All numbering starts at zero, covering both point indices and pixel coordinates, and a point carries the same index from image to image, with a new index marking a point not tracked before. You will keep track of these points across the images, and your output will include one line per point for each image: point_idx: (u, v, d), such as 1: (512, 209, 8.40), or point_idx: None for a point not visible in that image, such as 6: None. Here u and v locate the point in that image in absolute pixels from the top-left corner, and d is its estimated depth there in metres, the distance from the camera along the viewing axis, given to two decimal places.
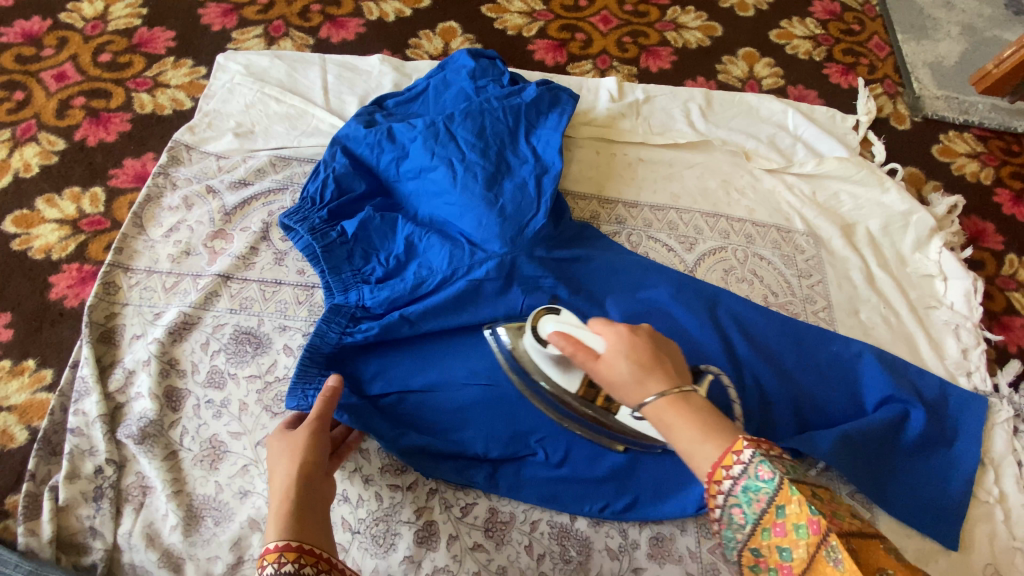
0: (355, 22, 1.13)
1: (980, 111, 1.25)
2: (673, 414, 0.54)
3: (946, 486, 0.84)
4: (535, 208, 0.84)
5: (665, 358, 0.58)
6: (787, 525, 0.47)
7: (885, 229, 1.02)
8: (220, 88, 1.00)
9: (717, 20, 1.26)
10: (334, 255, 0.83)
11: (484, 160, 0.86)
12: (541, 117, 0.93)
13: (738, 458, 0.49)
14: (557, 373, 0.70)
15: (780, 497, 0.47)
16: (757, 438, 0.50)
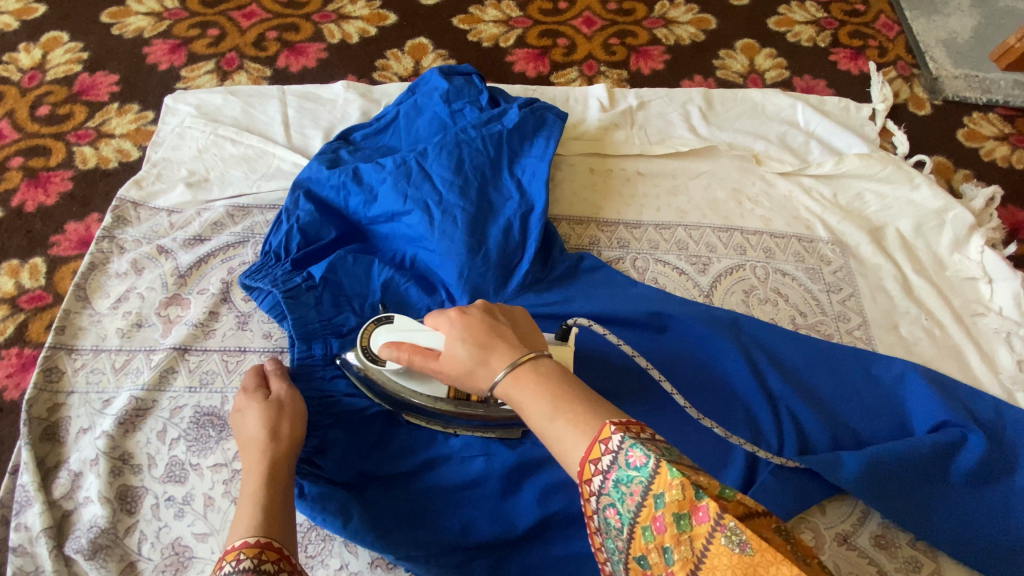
0: (315, 47, 1.03)
1: (1005, 88, 1.14)
2: (523, 388, 0.48)
3: (1010, 521, 0.72)
4: (520, 253, 0.77)
5: (506, 331, 0.53)
6: (668, 517, 0.37)
7: (918, 229, 0.92)
8: (169, 133, 0.90)
9: (709, 11, 1.16)
10: (301, 305, 0.72)
11: (465, 201, 0.77)
12: (525, 144, 0.83)
13: (606, 447, 0.41)
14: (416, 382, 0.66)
15: (657, 485, 0.38)
16: (626, 420, 0.42)
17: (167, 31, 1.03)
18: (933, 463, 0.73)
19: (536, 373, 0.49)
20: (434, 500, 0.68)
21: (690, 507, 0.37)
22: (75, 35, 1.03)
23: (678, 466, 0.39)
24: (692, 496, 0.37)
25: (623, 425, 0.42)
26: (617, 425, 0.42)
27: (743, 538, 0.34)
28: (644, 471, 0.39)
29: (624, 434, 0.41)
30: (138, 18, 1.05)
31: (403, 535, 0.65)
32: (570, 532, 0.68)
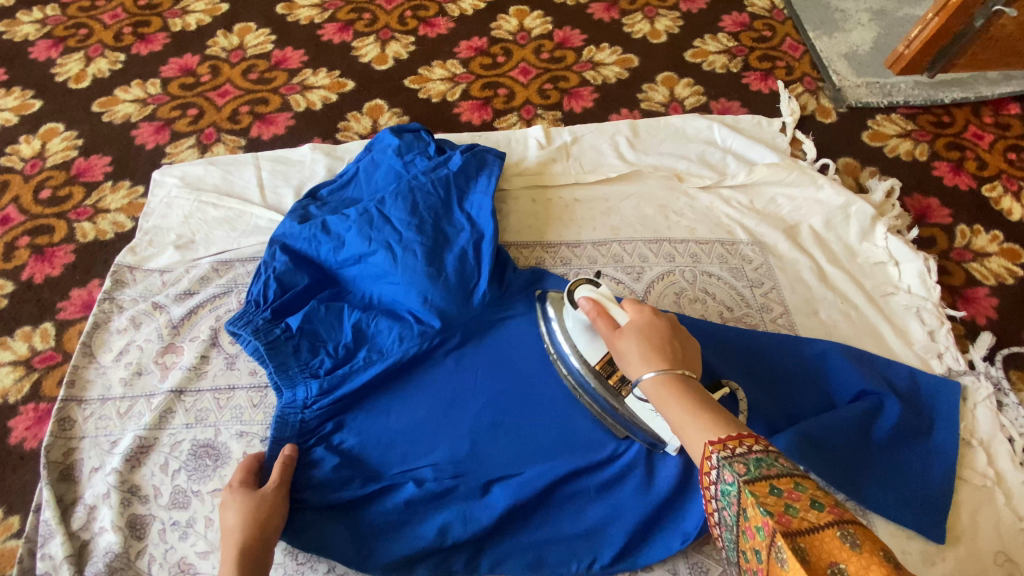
0: (284, 116, 1.16)
1: (903, 90, 1.27)
2: (664, 389, 0.62)
3: (927, 476, 0.82)
4: (475, 274, 0.88)
5: (675, 345, 0.66)
6: (752, 527, 0.49)
7: (827, 224, 1.03)
8: (158, 204, 1.02)
9: (631, 51, 1.31)
10: (280, 351, 0.83)
11: (422, 237, 0.88)
12: (470, 182, 0.95)
13: (708, 464, 0.55)
14: (583, 341, 0.75)
15: (740, 501, 0.50)
16: (723, 441, 0.55)
17: (152, 114, 1.17)
18: (857, 430, 0.81)
19: (679, 382, 0.62)
20: (413, 507, 0.77)
21: (760, 520, 0.48)
22: (70, 125, 1.17)
23: (757, 485, 0.50)
24: (758, 513, 0.48)
25: (720, 445, 0.54)
26: (730, 438, 0.55)
27: (782, 554, 0.45)
28: (732, 487, 0.51)
29: (719, 455, 0.54)
30: (126, 105, 1.19)
31: (384, 546, 0.75)
32: (536, 523, 0.77)
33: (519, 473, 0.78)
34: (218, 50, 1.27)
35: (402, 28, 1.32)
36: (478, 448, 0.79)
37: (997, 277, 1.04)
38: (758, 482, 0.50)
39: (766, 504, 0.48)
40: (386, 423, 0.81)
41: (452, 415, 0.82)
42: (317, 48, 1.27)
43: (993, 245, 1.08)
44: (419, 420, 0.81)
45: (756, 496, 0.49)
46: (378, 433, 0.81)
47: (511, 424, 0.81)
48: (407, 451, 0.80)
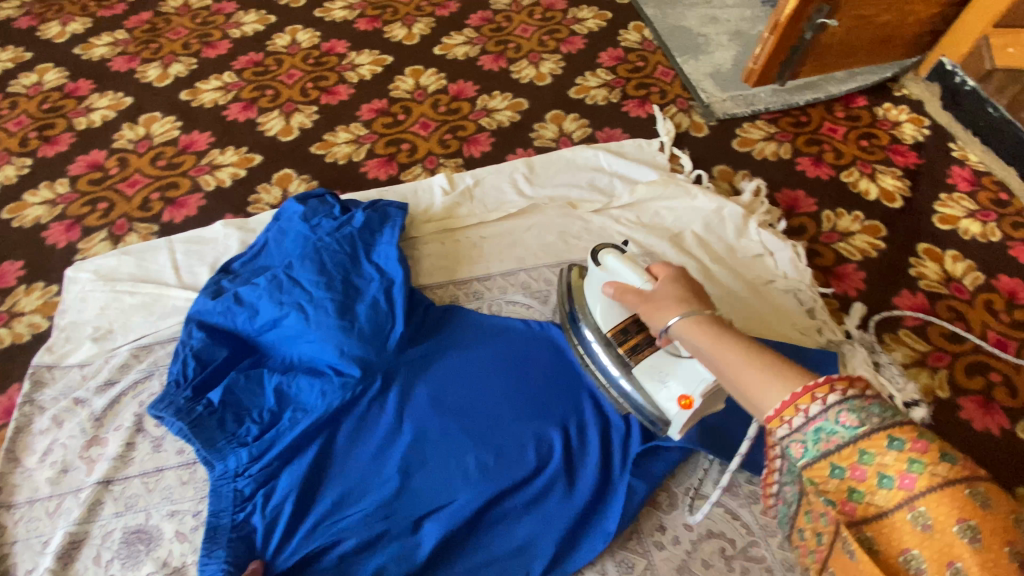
0: (194, 197, 1.20)
1: (763, 99, 1.43)
2: (697, 332, 0.64)
3: None
4: (392, 320, 0.93)
5: (706, 299, 0.70)
6: (829, 501, 0.49)
7: (707, 228, 1.14)
8: (74, 299, 1.04)
9: (521, 95, 1.43)
10: (205, 425, 0.85)
11: (332, 292, 0.92)
12: (375, 236, 1.02)
13: (774, 431, 0.53)
14: (601, 316, 0.86)
15: (813, 475, 0.50)
16: (781, 412, 0.52)
17: (62, 213, 1.19)
18: (749, 413, 0.89)
19: (714, 321, 0.65)
20: (348, 557, 0.79)
21: (836, 502, 0.48)
22: None
23: (818, 467, 0.49)
24: (822, 503, 0.49)
25: (778, 417, 0.52)
26: (789, 405, 0.51)
27: (849, 546, 0.46)
28: (801, 459, 0.51)
29: (782, 430, 0.52)
30: (35, 208, 1.21)
31: None
32: (470, 549, 0.81)
33: (449, 508, 0.82)
34: (126, 142, 1.31)
35: (305, 99, 1.40)
36: (407, 491, 0.83)
37: (863, 252, 1.16)
38: (822, 461, 0.49)
39: (828, 493, 0.49)
40: (319, 477, 0.84)
41: (380, 461, 0.86)
42: (223, 128, 1.33)
43: (856, 224, 1.21)
44: (349, 470, 0.85)
45: (817, 479, 0.49)
46: (307, 490, 0.83)
47: (438, 461, 0.85)
48: (339, 504, 0.82)
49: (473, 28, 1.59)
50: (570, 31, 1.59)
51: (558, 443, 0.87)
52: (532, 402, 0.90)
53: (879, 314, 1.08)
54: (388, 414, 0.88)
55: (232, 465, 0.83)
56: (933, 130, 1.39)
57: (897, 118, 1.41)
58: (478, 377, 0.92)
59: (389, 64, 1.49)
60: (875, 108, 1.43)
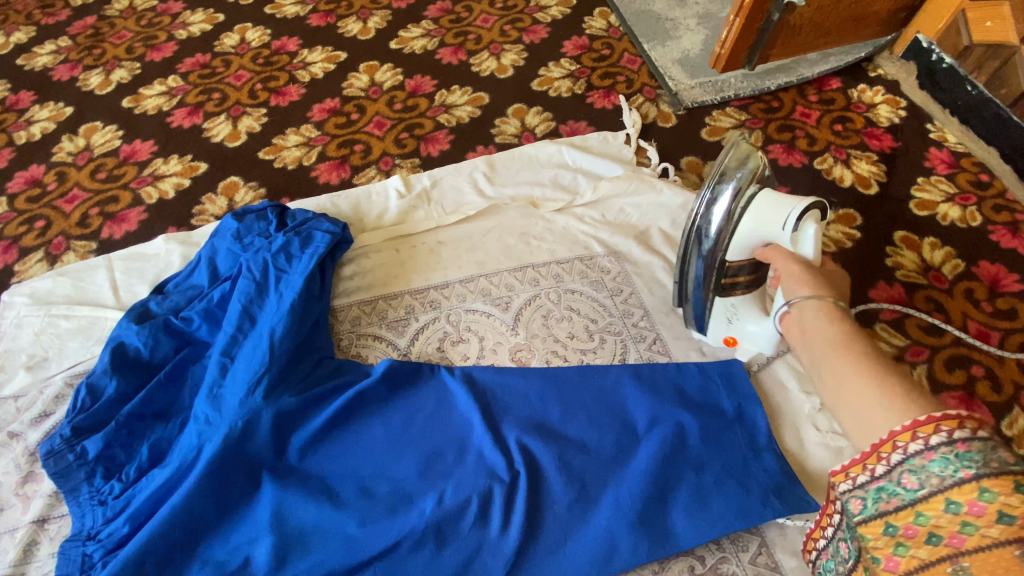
0: (136, 211, 1.14)
1: (733, 85, 1.37)
2: (823, 325, 0.63)
3: (749, 469, 0.84)
4: (270, 364, 0.84)
5: (829, 287, 0.67)
6: (903, 535, 0.52)
7: (674, 224, 1.09)
8: (6, 326, 0.98)
9: (481, 89, 1.37)
10: (71, 477, 0.81)
11: (227, 328, 0.87)
12: (292, 261, 0.94)
13: (883, 454, 0.53)
14: (745, 244, 0.78)
15: (906, 511, 0.52)
16: (916, 429, 0.50)
17: None
18: (652, 459, 0.83)
19: (840, 316, 0.63)
20: None
21: (907, 538, 0.51)
22: None
23: (920, 505, 0.50)
24: (894, 543, 0.52)
25: (905, 435, 0.51)
26: (858, 463, 0.56)
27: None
28: (910, 491, 0.51)
29: (899, 456, 0.52)
30: None
31: None
32: None
33: (349, 562, 0.76)
34: (64, 155, 1.24)
35: (253, 101, 1.33)
36: (304, 543, 0.78)
37: (837, 242, 1.12)
38: (923, 499, 0.50)
39: (908, 530, 0.51)
40: (207, 529, 0.78)
41: (275, 511, 0.79)
42: (167, 136, 1.26)
43: (830, 213, 1.16)
44: (243, 520, 0.79)
45: (920, 510, 0.51)
46: (173, 554, 0.76)
47: (316, 527, 0.78)
48: (229, 560, 0.77)
49: (431, 19, 1.53)
50: (533, 19, 1.52)
51: (474, 487, 0.81)
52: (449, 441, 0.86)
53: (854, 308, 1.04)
54: (293, 458, 0.83)
55: (92, 525, 0.78)
56: (908, 110, 1.34)
57: (871, 100, 1.36)
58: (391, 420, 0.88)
59: (342, 61, 1.42)
60: (848, 90, 1.38)
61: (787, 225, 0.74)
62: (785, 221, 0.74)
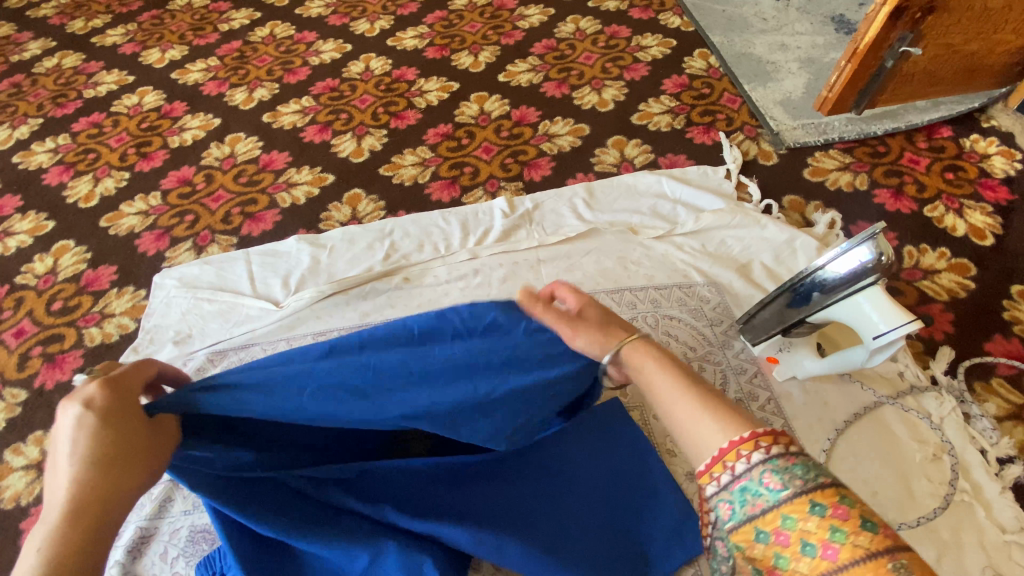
0: (271, 213, 1.28)
1: (837, 128, 1.37)
2: (642, 360, 0.61)
3: None
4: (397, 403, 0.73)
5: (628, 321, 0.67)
6: (793, 536, 0.45)
7: (777, 259, 1.10)
8: (159, 304, 1.12)
9: (583, 121, 1.44)
10: None
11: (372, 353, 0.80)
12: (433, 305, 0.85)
13: (742, 457, 0.50)
14: (828, 314, 0.83)
15: (787, 508, 0.46)
16: (764, 437, 0.50)
17: (153, 224, 1.29)
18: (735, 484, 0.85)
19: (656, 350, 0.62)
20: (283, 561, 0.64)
21: (778, 529, 0.46)
22: (80, 240, 1.28)
23: (796, 505, 0.46)
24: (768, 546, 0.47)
25: (756, 441, 0.50)
26: (707, 472, 0.52)
27: None
28: (773, 493, 0.47)
29: (758, 454, 0.49)
30: (130, 218, 1.31)
31: None
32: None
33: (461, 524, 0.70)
34: (212, 160, 1.41)
35: (375, 123, 1.47)
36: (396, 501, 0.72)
37: (950, 291, 1.08)
38: (792, 497, 0.46)
39: (766, 526, 0.47)
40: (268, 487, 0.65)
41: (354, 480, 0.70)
42: (300, 149, 1.41)
43: (941, 262, 1.13)
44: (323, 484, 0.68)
45: (766, 521, 0.47)
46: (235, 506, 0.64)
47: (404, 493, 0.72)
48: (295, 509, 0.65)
49: (537, 55, 1.63)
50: (634, 58, 1.59)
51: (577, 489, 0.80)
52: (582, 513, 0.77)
53: (968, 360, 1.00)
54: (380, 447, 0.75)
55: None
56: None
57: (985, 150, 1.32)
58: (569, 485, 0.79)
59: (455, 90, 1.55)
60: (960, 140, 1.34)
61: (866, 318, 0.79)
62: (880, 334, 0.78)
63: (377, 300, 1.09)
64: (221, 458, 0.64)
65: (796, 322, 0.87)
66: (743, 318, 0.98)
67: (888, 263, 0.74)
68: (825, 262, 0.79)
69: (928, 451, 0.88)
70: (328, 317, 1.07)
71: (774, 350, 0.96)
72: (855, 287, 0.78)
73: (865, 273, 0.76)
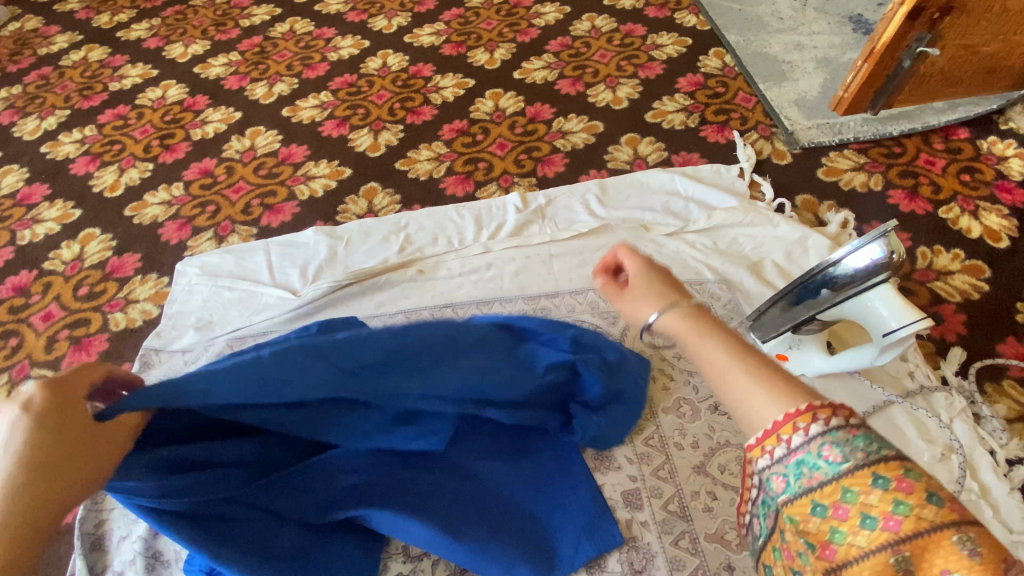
0: (290, 205, 1.31)
1: (853, 128, 1.37)
2: (691, 330, 0.61)
3: None
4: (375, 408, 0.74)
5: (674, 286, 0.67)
6: (851, 510, 0.46)
7: (788, 258, 1.10)
8: (181, 291, 1.15)
9: (597, 118, 1.46)
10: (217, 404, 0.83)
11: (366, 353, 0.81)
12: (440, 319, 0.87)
13: (797, 432, 0.51)
14: (840, 310, 0.83)
15: (843, 482, 0.47)
16: (819, 408, 0.50)
17: (176, 214, 1.33)
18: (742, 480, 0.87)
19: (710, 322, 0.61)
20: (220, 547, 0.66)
21: (835, 502, 0.47)
22: (105, 229, 1.32)
23: (856, 478, 0.47)
24: (823, 516, 0.48)
25: (813, 415, 0.50)
26: (757, 446, 0.54)
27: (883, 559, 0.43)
28: (830, 467, 0.48)
29: (814, 428, 0.50)
30: (153, 208, 1.35)
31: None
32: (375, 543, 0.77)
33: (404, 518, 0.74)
34: (233, 152, 1.45)
35: (392, 118, 1.49)
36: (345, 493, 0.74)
37: (963, 293, 1.08)
38: (849, 470, 0.47)
39: (820, 498, 0.49)
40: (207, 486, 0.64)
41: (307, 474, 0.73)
42: (318, 142, 1.44)
43: (954, 263, 1.13)
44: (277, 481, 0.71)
45: (822, 494, 0.48)
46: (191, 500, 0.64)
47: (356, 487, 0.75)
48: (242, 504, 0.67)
49: (552, 53, 1.64)
50: (649, 56, 1.60)
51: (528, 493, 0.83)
52: (480, 517, 0.79)
53: (980, 362, 1.00)
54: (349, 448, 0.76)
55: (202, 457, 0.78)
56: None
57: (1002, 152, 1.31)
58: (479, 493, 0.81)
59: (470, 87, 1.56)
60: (977, 141, 1.34)
61: (879, 317, 0.80)
62: (891, 331, 0.79)
63: (392, 291, 1.12)
64: (151, 462, 0.62)
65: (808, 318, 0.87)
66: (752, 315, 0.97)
67: (899, 261, 0.75)
68: (836, 259, 0.79)
69: (937, 452, 0.88)
70: (344, 308, 1.10)
71: (783, 347, 0.95)
72: (866, 285, 0.78)
73: (876, 272, 0.76)
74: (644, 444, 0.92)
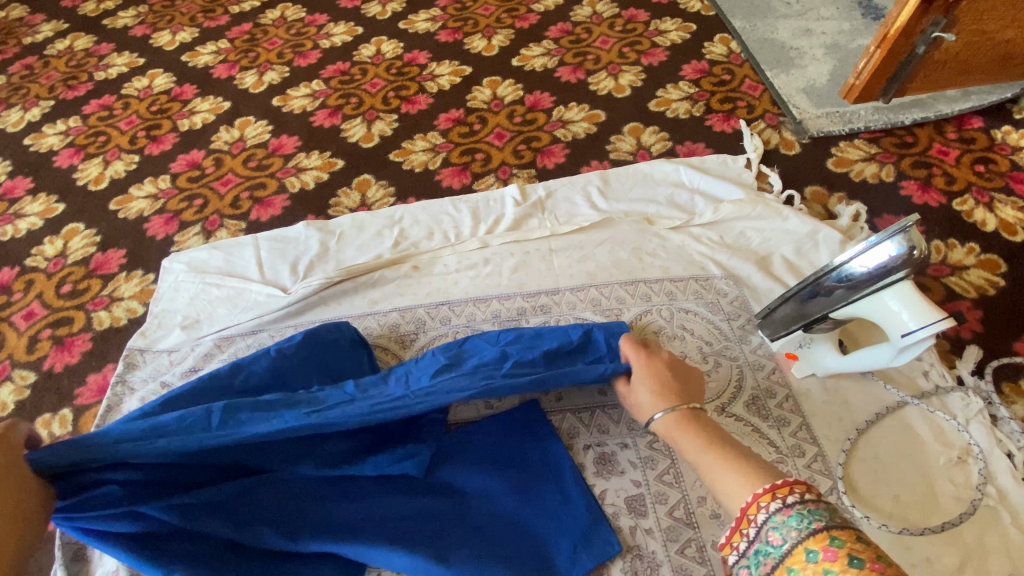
0: (280, 198, 1.26)
1: (863, 117, 1.32)
2: (685, 430, 0.70)
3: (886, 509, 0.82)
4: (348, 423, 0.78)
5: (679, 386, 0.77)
6: None
7: (798, 252, 1.06)
8: (167, 288, 1.11)
9: (598, 107, 1.41)
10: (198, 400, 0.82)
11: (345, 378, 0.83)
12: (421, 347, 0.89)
13: (754, 520, 0.56)
14: (854, 309, 0.79)
15: (794, 558, 0.51)
16: (778, 488, 0.56)
17: (162, 208, 1.28)
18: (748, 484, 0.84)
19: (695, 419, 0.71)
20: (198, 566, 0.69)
21: None
22: (89, 223, 1.27)
23: (808, 548, 0.50)
24: None
25: (773, 494, 0.56)
26: (731, 535, 0.58)
27: None
28: (779, 548, 0.53)
29: (768, 510, 0.55)
30: (139, 202, 1.30)
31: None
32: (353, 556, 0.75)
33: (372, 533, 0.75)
34: (222, 143, 1.40)
35: (386, 107, 1.44)
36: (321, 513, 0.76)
37: (979, 288, 1.04)
38: (806, 542, 0.51)
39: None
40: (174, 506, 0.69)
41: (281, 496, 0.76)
42: (310, 133, 1.39)
43: (969, 257, 1.08)
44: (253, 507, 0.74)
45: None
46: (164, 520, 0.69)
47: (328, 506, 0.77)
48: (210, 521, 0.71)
49: (551, 39, 1.59)
50: (652, 42, 1.54)
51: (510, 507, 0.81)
52: (458, 536, 0.77)
53: (997, 360, 0.96)
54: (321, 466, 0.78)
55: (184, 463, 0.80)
56: None
57: (1017, 142, 1.26)
58: (461, 512, 0.80)
59: (467, 75, 1.51)
60: (992, 131, 1.29)
61: (896, 316, 0.75)
62: (908, 332, 0.75)
63: (386, 288, 1.07)
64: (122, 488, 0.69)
65: (819, 318, 0.84)
66: (760, 314, 0.95)
67: (920, 258, 0.71)
68: (850, 257, 0.76)
69: (951, 455, 0.85)
70: (335, 305, 1.06)
71: (794, 349, 0.92)
72: (883, 282, 0.74)
73: (894, 268, 0.72)
74: (648, 448, 0.88)
